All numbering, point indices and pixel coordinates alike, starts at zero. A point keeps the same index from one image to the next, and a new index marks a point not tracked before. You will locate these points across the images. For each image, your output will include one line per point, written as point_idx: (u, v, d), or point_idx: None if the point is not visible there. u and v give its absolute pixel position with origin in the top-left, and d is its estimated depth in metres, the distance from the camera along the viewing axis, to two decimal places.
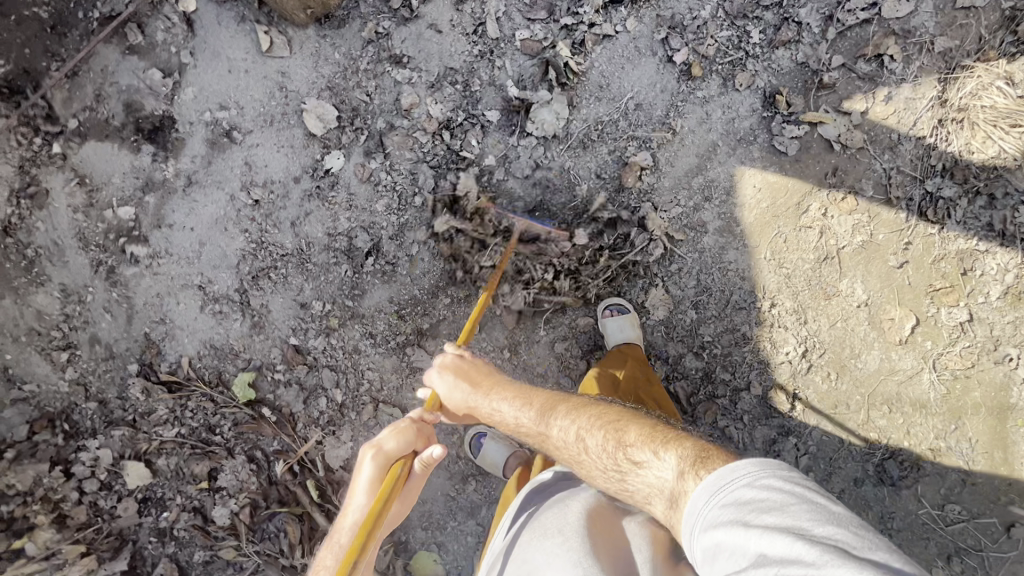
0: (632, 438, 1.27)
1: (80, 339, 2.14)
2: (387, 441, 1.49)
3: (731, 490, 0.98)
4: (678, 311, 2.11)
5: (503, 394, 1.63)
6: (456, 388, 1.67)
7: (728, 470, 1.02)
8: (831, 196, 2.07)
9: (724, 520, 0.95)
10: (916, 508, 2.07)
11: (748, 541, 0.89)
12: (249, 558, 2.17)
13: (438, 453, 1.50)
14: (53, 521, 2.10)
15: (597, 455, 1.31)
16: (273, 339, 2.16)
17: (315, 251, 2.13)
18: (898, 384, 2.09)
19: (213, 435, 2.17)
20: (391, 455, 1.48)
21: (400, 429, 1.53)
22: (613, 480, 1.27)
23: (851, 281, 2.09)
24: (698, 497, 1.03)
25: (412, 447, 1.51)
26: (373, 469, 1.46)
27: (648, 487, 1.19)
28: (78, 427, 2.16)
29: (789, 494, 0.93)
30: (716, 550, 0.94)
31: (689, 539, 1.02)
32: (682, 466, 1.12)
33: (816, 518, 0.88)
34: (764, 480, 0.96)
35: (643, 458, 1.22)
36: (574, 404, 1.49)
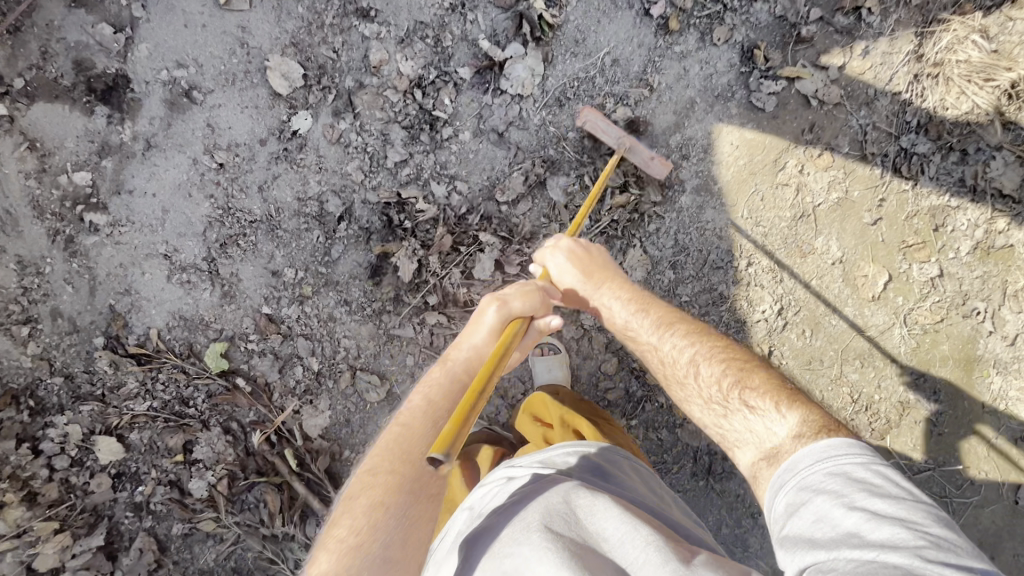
0: (754, 383, 1.19)
1: (40, 312, 2.06)
2: (513, 299, 1.44)
3: (840, 462, 0.93)
4: (656, 272, 2.10)
5: (619, 290, 1.57)
6: (576, 275, 1.63)
7: (839, 444, 0.97)
8: (807, 152, 2.06)
9: (824, 487, 0.91)
10: (883, 458, 2.15)
11: (846, 517, 0.84)
12: (229, 529, 2.14)
13: (555, 323, 1.53)
14: (24, 498, 2.05)
15: (707, 386, 1.26)
16: (245, 309, 2.11)
17: (285, 216, 2.07)
18: (871, 339, 2.12)
19: (187, 407, 2.12)
20: (514, 313, 1.42)
21: (526, 292, 1.49)
22: (713, 412, 1.24)
23: (826, 238, 2.10)
24: (801, 458, 0.98)
25: (535, 312, 1.50)
26: (494, 319, 1.39)
27: (749, 430, 1.14)
28: (44, 403, 2.10)
29: (908, 490, 0.86)
30: (802, 511, 0.91)
31: (773, 495, 0.99)
32: (803, 429, 1.04)
33: (932, 517, 0.82)
34: (879, 466, 0.91)
35: (758, 404, 1.15)
36: (697, 328, 1.40)
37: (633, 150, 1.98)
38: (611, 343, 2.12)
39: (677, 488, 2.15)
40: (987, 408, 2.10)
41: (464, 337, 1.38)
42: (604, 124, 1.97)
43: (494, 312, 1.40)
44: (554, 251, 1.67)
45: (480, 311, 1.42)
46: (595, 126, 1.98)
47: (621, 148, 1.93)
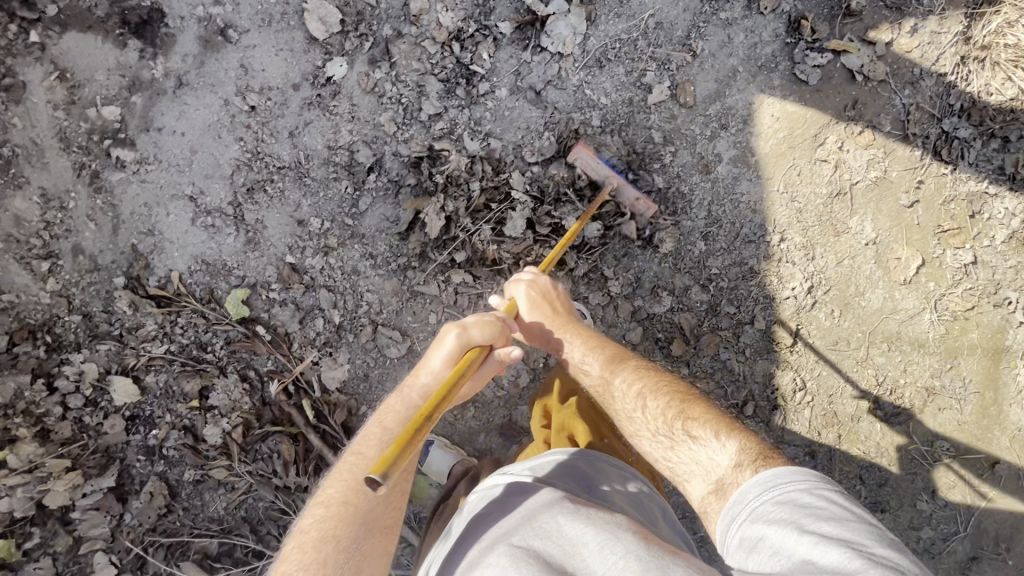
0: (696, 414, 1.29)
1: (62, 249, 2.04)
2: (473, 328, 1.43)
3: (786, 490, 1.02)
4: (686, 242, 2.07)
5: (575, 330, 1.65)
6: (538, 314, 1.68)
7: (785, 472, 1.06)
8: (848, 129, 2.02)
9: (773, 517, 0.99)
10: (905, 444, 2.12)
11: (798, 543, 0.92)
12: (241, 478, 2.13)
13: (516, 353, 1.48)
14: (37, 435, 2.04)
15: (653, 419, 1.35)
16: (268, 257, 2.08)
17: (314, 164, 2.04)
18: (899, 323, 2.10)
19: (205, 353, 2.10)
20: (472, 341, 1.41)
21: (486, 322, 1.48)
22: (661, 445, 1.31)
23: (861, 218, 2.07)
24: (749, 490, 1.07)
25: (493, 341, 1.46)
26: (452, 348, 1.39)
27: (693, 463, 1.23)
28: (61, 340, 2.08)
29: (850, 511, 0.95)
30: (758, 543, 0.99)
31: (728, 529, 1.07)
32: (742, 457, 1.15)
33: (874, 538, 0.91)
34: (821, 489, 1.00)
35: (700, 434, 1.24)
36: (645, 365, 1.51)
37: (620, 189, 2.02)
38: (637, 312, 2.09)
39: None
40: (1013, 398, 2.08)
41: (423, 366, 1.41)
42: (593, 162, 2.00)
43: (453, 340, 1.39)
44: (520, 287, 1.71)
45: (440, 339, 1.42)
46: (584, 163, 2.01)
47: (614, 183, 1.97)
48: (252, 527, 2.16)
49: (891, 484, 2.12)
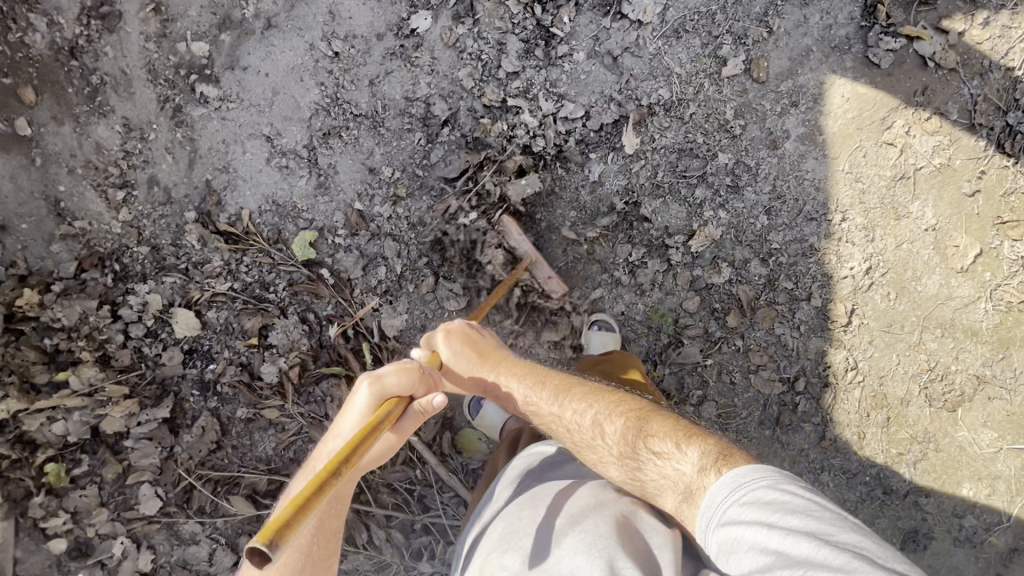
0: (654, 429, 1.25)
1: (137, 179, 2.09)
2: (389, 375, 1.34)
3: (752, 488, 0.99)
4: (749, 215, 2.10)
5: (511, 368, 1.58)
6: (467, 355, 1.61)
7: (748, 469, 1.03)
8: (916, 114, 2.05)
9: (744, 516, 0.97)
10: (952, 430, 2.12)
11: (769, 538, 0.91)
12: (292, 419, 2.17)
13: (438, 401, 1.35)
14: (98, 359, 2.08)
15: (613, 443, 1.28)
16: (338, 202, 2.12)
17: (389, 115, 2.08)
18: (953, 310, 2.10)
19: (268, 292, 2.13)
20: (388, 390, 1.33)
21: (406, 367, 1.39)
22: (628, 470, 1.25)
23: (923, 204, 2.09)
24: (716, 492, 1.04)
25: (412, 390, 1.38)
26: (367, 400, 1.32)
27: (664, 483, 1.17)
28: (128, 270, 2.11)
29: (813, 501, 0.94)
30: (732, 545, 0.96)
31: (703, 533, 1.04)
32: (704, 461, 1.11)
33: (838, 524, 0.90)
34: (785, 484, 0.97)
35: (663, 449, 1.20)
36: (589, 387, 1.46)
37: (536, 265, 2.14)
38: (696, 281, 2.12)
39: (742, 434, 2.16)
40: None
41: (340, 423, 1.33)
42: (515, 233, 2.12)
43: (367, 392, 1.32)
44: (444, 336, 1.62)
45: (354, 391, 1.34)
46: (506, 234, 2.13)
47: (529, 255, 2.08)
48: (299, 469, 2.20)
49: (937, 470, 2.12)
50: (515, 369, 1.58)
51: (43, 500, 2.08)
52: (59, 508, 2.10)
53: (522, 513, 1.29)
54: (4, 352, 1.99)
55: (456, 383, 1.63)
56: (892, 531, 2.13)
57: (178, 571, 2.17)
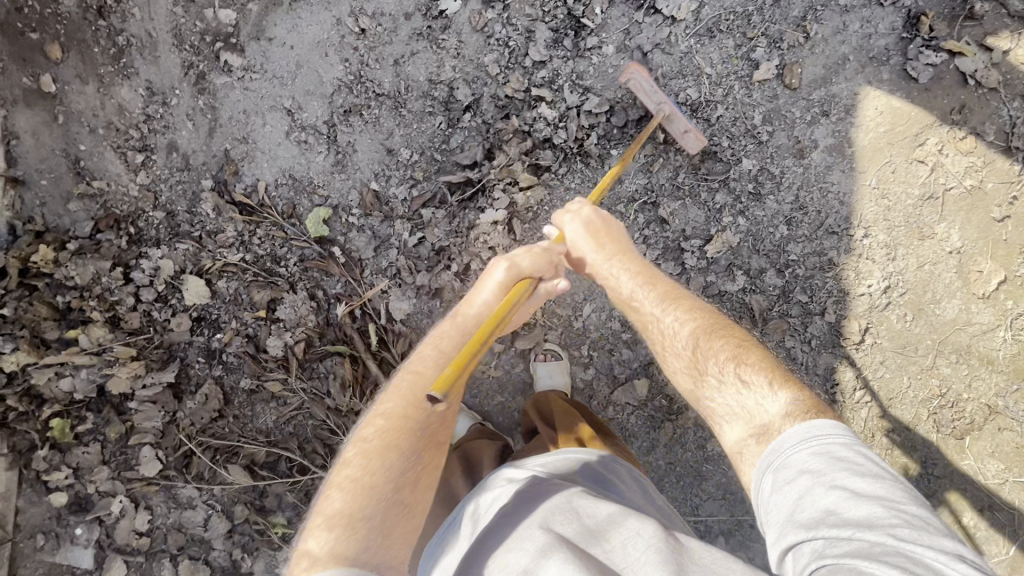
0: (751, 360, 1.23)
1: (157, 144, 2.09)
2: (523, 258, 1.51)
3: (825, 442, 1.00)
4: (769, 224, 2.05)
5: (630, 265, 1.57)
6: (587, 241, 1.62)
7: (822, 424, 1.04)
8: (951, 133, 1.98)
9: (809, 464, 0.98)
10: (956, 457, 2.07)
11: (826, 494, 0.92)
12: (294, 394, 2.17)
13: (562, 286, 1.58)
14: (107, 321, 2.09)
15: (703, 361, 1.30)
16: (354, 181, 2.11)
17: (411, 96, 2.06)
18: (971, 336, 2.04)
19: (278, 266, 2.13)
20: (523, 271, 1.49)
21: (536, 254, 1.55)
22: (706, 385, 1.28)
23: (949, 226, 2.02)
24: (788, 436, 1.05)
25: (541, 274, 1.55)
26: (504, 276, 1.47)
27: (742, 411, 1.17)
28: (142, 234, 2.12)
29: (885, 472, 0.95)
30: (783, 488, 0.98)
31: (759, 474, 1.06)
32: (793, 408, 1.09)
33: (906, 497, 0.91)
34: (859, 447, 0.99)
35: (752, 380, 1.19)
36: (703, 310, 1.41)
37: (671, 119, 1.95)
38: (709, 287, 2.08)
39: None
40: None
41: (472, 294, 1.48)
42: (648, 85, 1.91)
43: (504, 269, 1.47)
44: (572, 217, 1.66)
45: (490, 269, 1.49)
46: (640, 86, 1.92)
47: (666, 111, 1.92)
48: (299, 443, 2.20)
49: (938, 496, 2.08)
50: (633, 268, 1.56)
51: (46, 453, 2.12)
52: (62, 462, 2.14)
53: (497, 529, 1.16)
54: (17, 306, 2.00)
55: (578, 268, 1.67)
56: None
57: (173, 534, 2.20)
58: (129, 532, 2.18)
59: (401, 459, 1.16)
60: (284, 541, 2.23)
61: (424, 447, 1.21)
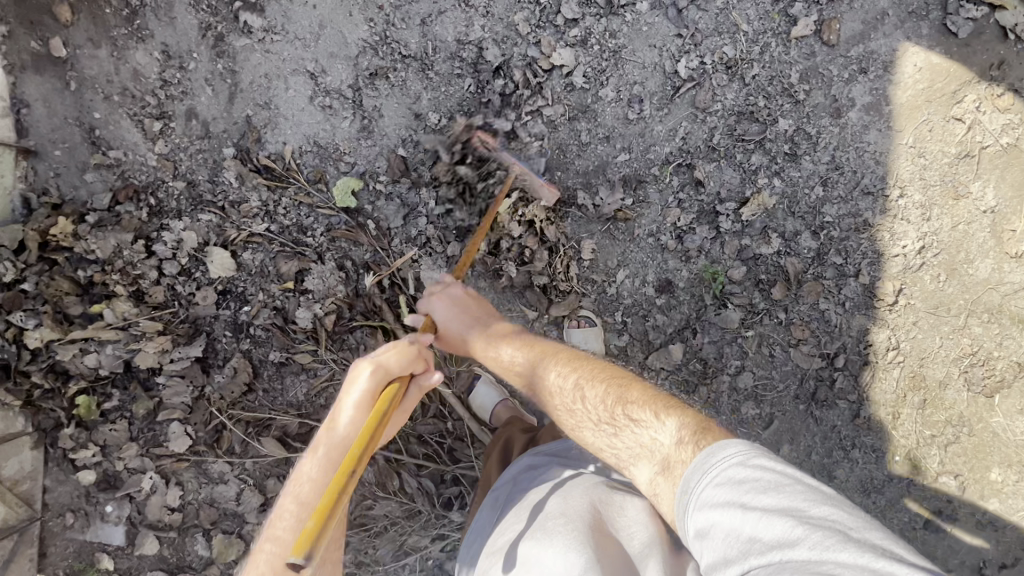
0: (634, 397, 1.26)
1: (176, 111, 2.02)
2: (389, 356, 1.27)
3: (723, 469, 0.97)
4: (805, 185, 2.03)
5: (498, 335, 1.66)
6: (456, 317, 1.69)
7: (718, 448, 1.01)
8: (989, 90, 1.95)
9: (718, 499, 0.94)
10: (986, 416, 2.08)
11: (744, 522, 0.88)
12: (325, 365, 2.14)
13: (438, 378, 1.35)
14: (132, 295, 2.03)
15: (593, 407, 1.31)
16: (380, 147, 2.05)
17: (439, 58, 2.01)
18: (1003, 296, 2.03)
19: (305, 236, 2.08)
20: (391, 373, 1.25)
21: (404, 348, 1.31)
22: (604, 434, 1.27)
23: (985, 184, 2.00)
24: (691, 476, 1.01)
25: (412, 370, 1.30)
26: (369, 384, 1.22)
27: (640, 453, 1.18)
28: (162, 206, 2.05)
29: (783, 474, 0.92)
30: (709, 529, 0.93)
31: (682, 519, 1.01)
32: (682, 432, 1.11)
33: (813, 499, 0.88)
34: (755, 459, 0.96)
35: (640, 415, 1.22)
36: (573, 355, 1.50)
37: (523, 175, 2.02)
38: (743, 251, 2.06)
39: (776, 408, 2.11)
40: None
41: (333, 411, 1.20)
42: (495, 147, 2.04)
43: (369, 376, 1.22)
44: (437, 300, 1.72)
45: (352, 378, 1.23)
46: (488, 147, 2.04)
47: (516, 165, 1.99)
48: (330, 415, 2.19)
49: (969, 454, 2.08)
50: (502, 336, 1.65)
51: (73, 431, 2.09)
52: (89, 440, 2.11)
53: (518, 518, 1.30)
54: (38, 281, 1.96)
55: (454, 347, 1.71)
56: (917, 513, 2.11)
57: (206, 509, 2.19)
58: (161, 508, 2.17)
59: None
60: None
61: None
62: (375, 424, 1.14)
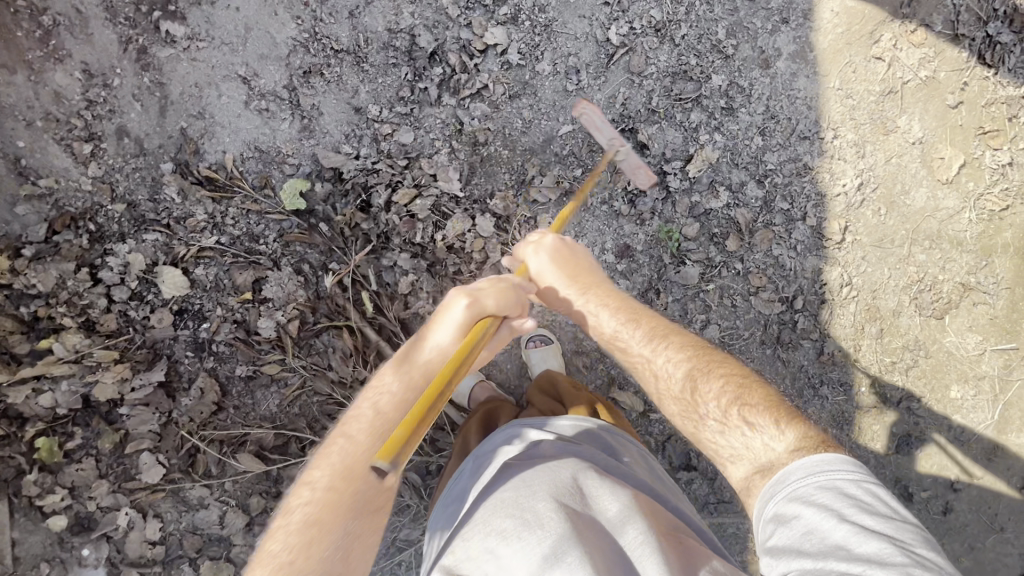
0: (754, 401, 1.19)
1: (105, 130, 1.96)
2: (487, 296, 1.37)
3: (830, 476, 0.99)
4: (745, 136, 2.09)
5: (601, 297, 1.55)
6: (559, 274, 1.62)
7: (830, 458, 1.02)
8: (904, 27, 2.05)
9: (815, 500, 0.97)
10: (939, 337, 2.17)
11: (836, 529, 0.91)
12: (294, 373, 2.09)
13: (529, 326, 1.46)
14: (82, 326, 1.96)
15: (704, 399, 1.24)
16: (324, 145, 2.04)
17: (372, 50, 2.01)
18: (940, 222, 2.12)
19: (258, 245, 2.03)
20: (488, 311, 1.36)
21: (503, 289, 1.41)
22: (707, 425, 1.23)
23: (910, 117, 2.10)
24: (793, 470, 1.04)
25: (508, 311, 1.41)
26: (465, 315, 1.34)
27: (745, 449, 1.15)
28: (104, 230, 1.98)
29: (897, 509, 0.93)
30: (793, 521, 0.97)
31: (764, 503, 1.05)
32: (800, 445, 1.08)
33: (921, 540, 0.89)
34: (870, 484, 0.97)
35: (757, 421, 1.15)
36: (690, 340, 1.38)
37: (625, 153, 2.05)
38: (694, 207, 2.11)
39: (744, 356, 2.16)
40: None
41: (428, 336, 1.35)
42: (599, 119, 2.03)
43: (466, 307, 1.34)
44: (536, 250, 1.66)
45: (451, 306, 1.36)
46: (591, 120, 2.04)
47: (610, 151, 2.02)
48: (307, 423, 2.13)
49: (928, 375, 2.18)
50: (604, 299, 1.54)
51: (37, 477, 1.98)
52: (55, 484, 2.00)
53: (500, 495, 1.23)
54: None
55: (551, 300, 1.65)
56: (889, 438, 2.19)
57: (189, 537, 2.10)
58: (141, 543, 2.07)
59: (332, 534, 1.05)
60: None
61: (363, 513, 1.08)
62: (467, 351, 1.27)
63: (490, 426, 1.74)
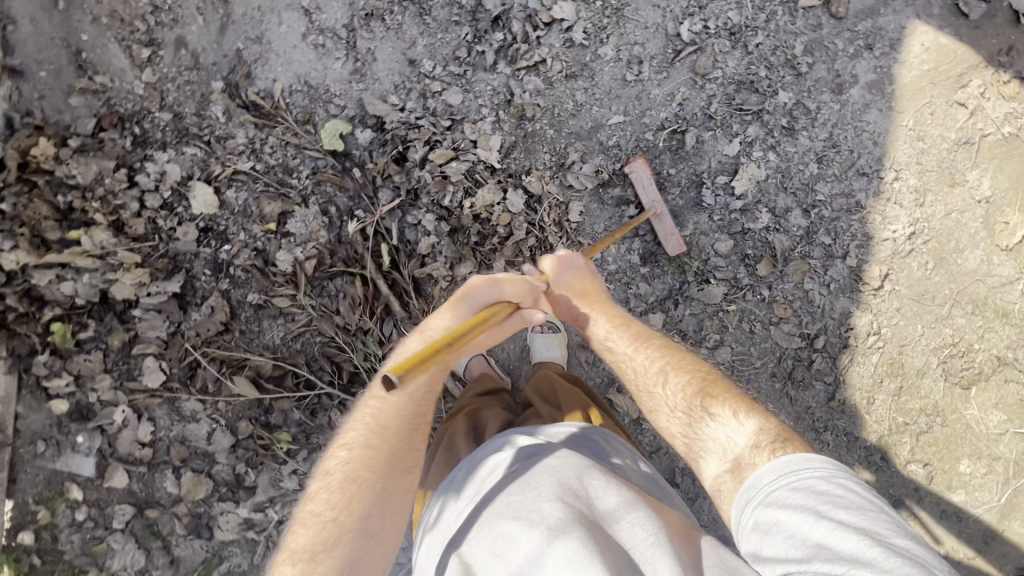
0: (717, 394, 1.24)
1: (165, 39, 2.01)
2: (501, 284, 1.42)
3: (802, 477, 0.99)
4: (800, 161, 2.00)
5: (602, 312, 1.57)
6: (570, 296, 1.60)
7: (799, 458, 1.02)
8: (995, 75, 1.96)
9: (790, 502, 0.97)
10: (960, 406, 2.07)
11: (814, 528, 0.90)
12: (303, 311, 2.10)
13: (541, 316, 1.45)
14: (111, 225, 2.01)
15: (673, 395, 1.30)
16: (371, 92, 2.02)
17: (436, 4, 2.00)
18: (989, 288, 2.02)
19: (290, 178, 2.05)
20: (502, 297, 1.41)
21: (516, 279, 1.48)
22: (678, 421, 1.28)
23: (982, 173, 1.99)
24: (765, 473, 1.04)
25: (519, 298, 1.45)
26: (484, 297, 1.39)
27: (710, 441, 1.20)
28: (148, 136, 2.02)
29: (870, 501, 0.94)
30: (772, 527, 0.96)
31: (741, 510, 1.04)
32: (760, 439, 1.11)
33: (894, 530, 0.90)
34: (840, 478, 0.98)
35: (719, 411, 1.21)
36: (671, 347, 1.44)
37: (660, 217, 2.02)
38: (731, 224, 2.03)
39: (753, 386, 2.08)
40: None
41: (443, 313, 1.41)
42: (647, 181, 2.01)
43: (484, 290, 1.40)
44: (556, 264, 1.64)
45: (468, 287, 1.42)
46: (637, 179, 2.02)
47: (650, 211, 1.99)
48: (306, 360, 2.13)
49: (940, 443, 2.08)
50: (605, 313, 1.56)
51: (47, 360, 2.07)
52: (63, 369, 2.08)
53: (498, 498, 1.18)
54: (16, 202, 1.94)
55: (559, 312, 1.64)
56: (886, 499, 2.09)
57: (176, 446, 2.13)
58: (131, 443, 2.12)
59: (368, 495, 1.17)
60: (289, 456, 2.16)
61: (392, 473, 1.21)
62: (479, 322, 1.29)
63: (478, 429, 1.69)
